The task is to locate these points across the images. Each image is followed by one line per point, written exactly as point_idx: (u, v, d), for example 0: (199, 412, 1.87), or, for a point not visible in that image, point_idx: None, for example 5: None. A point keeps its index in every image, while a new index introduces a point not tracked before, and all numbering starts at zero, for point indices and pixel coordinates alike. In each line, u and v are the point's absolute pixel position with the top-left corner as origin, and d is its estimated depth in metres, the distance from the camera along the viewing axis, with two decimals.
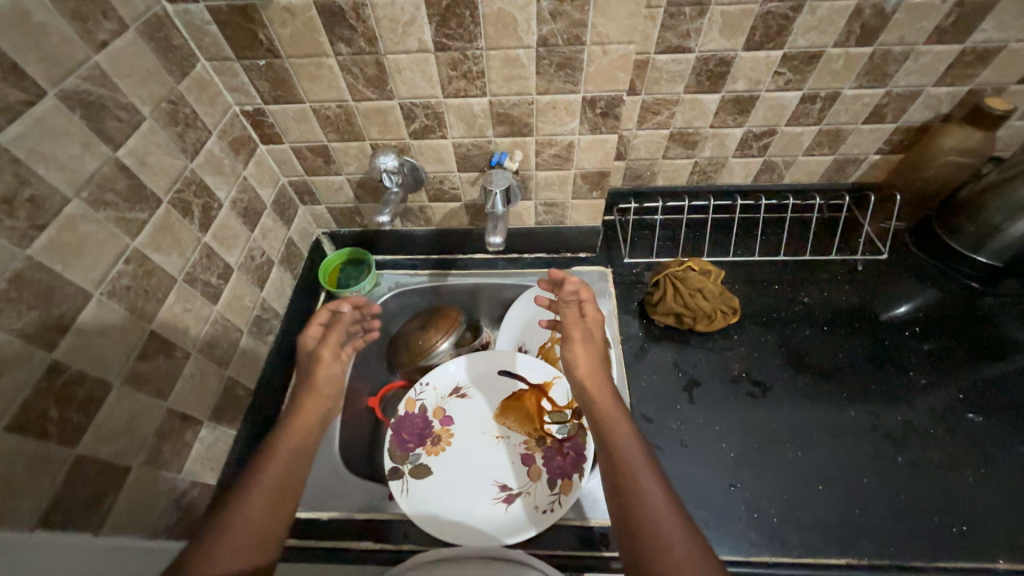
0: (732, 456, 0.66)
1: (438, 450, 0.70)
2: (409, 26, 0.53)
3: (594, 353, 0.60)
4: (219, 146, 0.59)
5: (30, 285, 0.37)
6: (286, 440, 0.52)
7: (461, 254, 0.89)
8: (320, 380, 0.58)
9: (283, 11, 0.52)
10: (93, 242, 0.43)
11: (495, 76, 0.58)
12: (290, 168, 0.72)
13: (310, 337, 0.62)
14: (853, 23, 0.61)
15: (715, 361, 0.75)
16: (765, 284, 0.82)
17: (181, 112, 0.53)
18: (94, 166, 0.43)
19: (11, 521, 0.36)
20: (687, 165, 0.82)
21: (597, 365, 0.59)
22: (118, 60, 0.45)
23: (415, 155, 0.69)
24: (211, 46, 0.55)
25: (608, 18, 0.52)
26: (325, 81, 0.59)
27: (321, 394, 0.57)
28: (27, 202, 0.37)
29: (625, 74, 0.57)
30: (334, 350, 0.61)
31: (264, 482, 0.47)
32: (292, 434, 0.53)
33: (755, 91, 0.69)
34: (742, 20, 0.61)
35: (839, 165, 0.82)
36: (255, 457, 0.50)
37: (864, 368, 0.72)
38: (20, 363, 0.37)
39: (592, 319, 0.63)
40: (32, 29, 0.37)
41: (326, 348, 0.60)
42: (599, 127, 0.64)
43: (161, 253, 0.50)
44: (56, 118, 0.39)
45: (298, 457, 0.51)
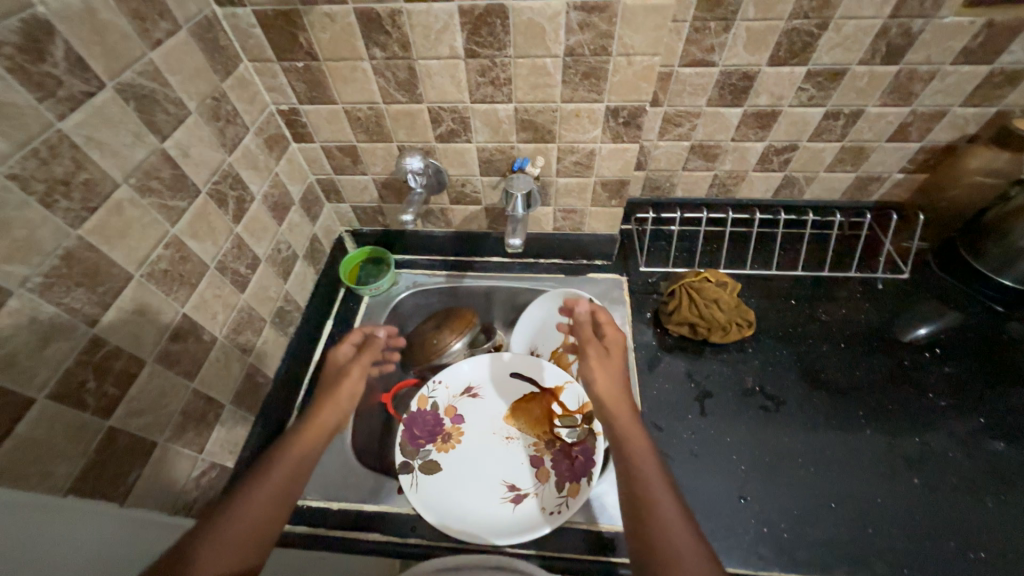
0: (742, 469, 0.65)
1: (448, 447, 0.71)
2: (442, 33, 0.55)
3: (613, 369, 0.58)
4: (255, 142, 0.62)
5: (79, 262, 0.40)
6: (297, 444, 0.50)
7: (479, 257, 0.90)
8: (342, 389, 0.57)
9: (324, 16, 0.54)
10: (137, 225, 0.45)
11: (521, 83, 0.59)
12: (319, 166, 0.74)
13: (343, 353, 0.64)
14: (879, 41, 0.61)
15: (728, 374, 0.74)
16: (781, 299, 0.82)
17: (223, 108, 0.56)
18: (143, 155, 0.45)
19: (47, 484, 0.38)
20: (707, 178, 0.83)
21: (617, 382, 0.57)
22: (170, 57, 0.48)
23: (439, 158, 0.71)
24: (254, 48, 0.58)
25: (634, 30, 0.53)
26: (358, 84, 0.61)
27: (341, 404, 0.56)
28: (81, 184, 0.39)
29: (648, 84, 0.58)
30: (364, 366, 0.61)
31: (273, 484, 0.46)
32: (304, 438, 0.51)
33: (778, 106, 0.70)
34: (767, 36, 0.62)
35: (861, 183, 0.81)
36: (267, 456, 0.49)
37: (881, 388, 0.71)
38: (64, 335, 0.39)
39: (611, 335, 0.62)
40: (98, 26, 0.40)
41: (356, 363, 0.60)
42: (621, 136, 0.65)
43: (197, 240, 0.53)
44: (113, 108, 0.42)
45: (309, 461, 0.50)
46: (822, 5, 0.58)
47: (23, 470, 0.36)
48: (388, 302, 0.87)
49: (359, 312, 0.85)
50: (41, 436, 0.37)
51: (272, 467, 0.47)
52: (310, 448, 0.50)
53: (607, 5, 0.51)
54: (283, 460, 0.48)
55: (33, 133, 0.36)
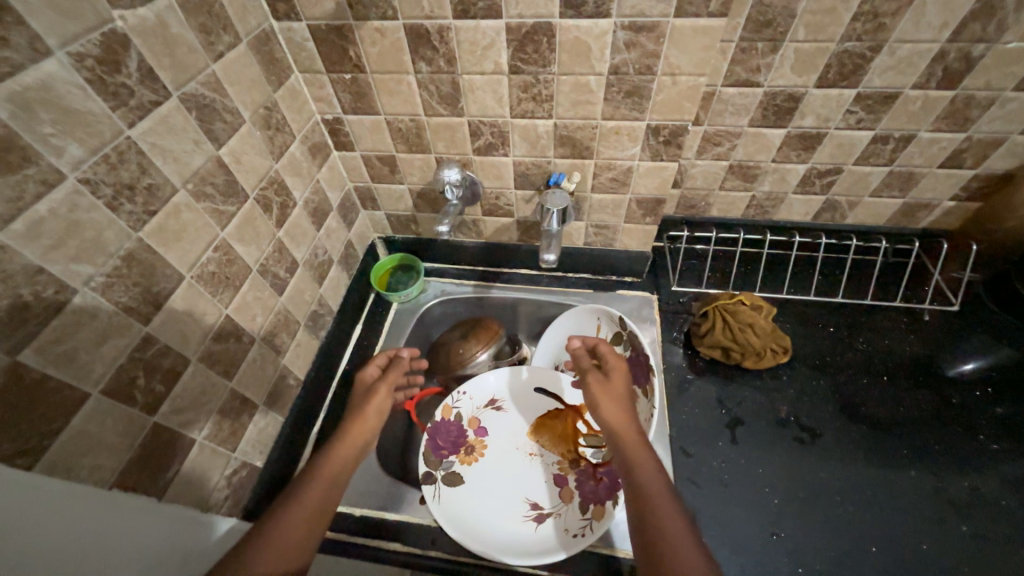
0: (775, 503, 0.63)
1: (471, 459, 0.71)
2: (488, 49, 0.56)
3: (615, 394, 0.56)
4: (300, 150, 0.64)
5: (138, 263, 0.41)
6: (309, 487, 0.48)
7: (507, 268, 0.90)
8: (357, 425, 0.56)
9: (374, 31, 0.56)
10: (191, 229, 0.47)
11: (563, 100, 0.60)
12: (358, 175, 0.76)
13: (369, 375, 0.65)
14: (936, 65, 0.59)
15: (761, 401, 0.72)
16: (818, 326, 0.79)
17: (274, 117, 0.58)
18: (200, 161, 0.47)
19: (95, 476, 0.39)
20: (744, 198, 0.81)
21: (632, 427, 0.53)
22: (230, 69, 0.50)
23: (476, 170, 0.71)
24: (306, 60, 0.60)
25: (681, 50, 0.53)
26: (402, 96, 0.63)
27: (366, 424, 0.57)
28: (145, 189, 0.41)
29: (692, 104, 0.57)
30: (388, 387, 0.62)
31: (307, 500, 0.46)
32: (337, 456, 0.52)
33: (824, 128, 0.68)
34: (816, 58, 0.60)
35: (908, 209, 0.78)
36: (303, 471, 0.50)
37: (927, 426, 0.68)
38: (120, 333, 0.40)
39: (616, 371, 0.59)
40: (168, 39, 0.42)
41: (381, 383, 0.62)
42: (660, 154, 0.64)
43: (243, 244, 0.54)
44: (177, 117, 0.44)
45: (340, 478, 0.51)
46: (876, 28, 0.57)
47: (75, 462, 0.37)
48: (416, 310, 0.87)
49: (387, 318, 0.86)
50: (93, 429, 0.38)
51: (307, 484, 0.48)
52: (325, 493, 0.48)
53: (655, 25, 0.51)
54: (305, 493, 0.47)
55: (106, 140, 0.37)
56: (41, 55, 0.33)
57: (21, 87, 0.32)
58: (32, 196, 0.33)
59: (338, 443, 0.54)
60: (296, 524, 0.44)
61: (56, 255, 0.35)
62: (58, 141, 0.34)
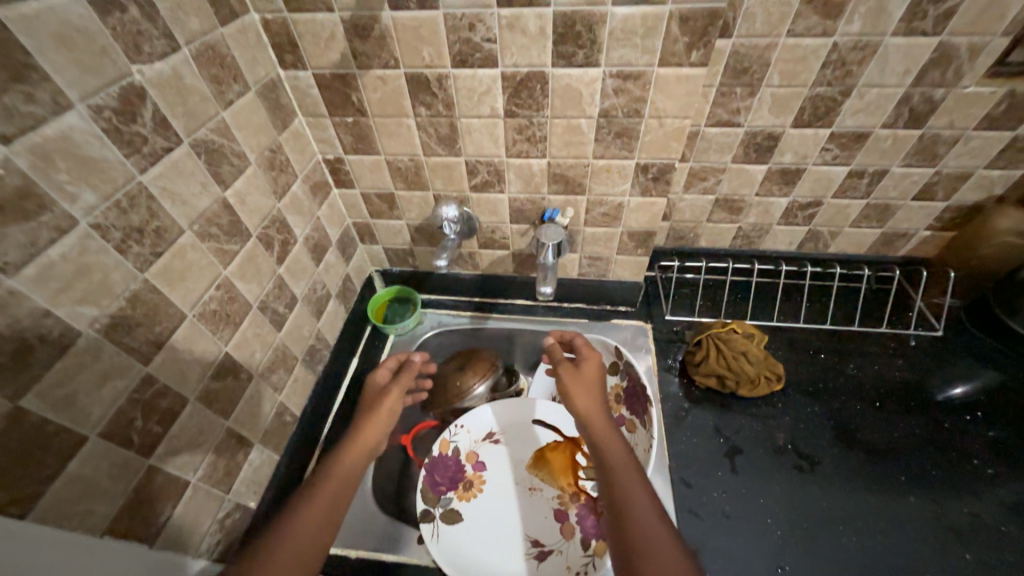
0: (779, 534, 0.62)
1: (470, 495, 0.70)
2: (485, 95, 0.59)
3: (588, 387, 0.57)
4: (302, 189, 0.66)
5: (143, 303, 0.42)
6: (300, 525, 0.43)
7: (503, 299, 0.91)
8: (368, 429, 0.55)
9: (376, 78, 0.59)
10: (195, 268, 0.48)
11: (556, 141, 0.63)
12: (357, 210, 0.78)
13: (382, 376, 0.64)
14: (902, 107, 0.64)
15: (758, 429, 0.72)
16: (809, 352, 0.81)
17: (278, 158, 0.60)
18: (207, 203, 0.48)
19: (88, 523, 0.38)
20: (731, 230, 0.84)
21: (605, 421, 0.53)
22: (238, 115, 0.52)
23: (473, 206, 0.74)
24: (310, 105, 0.63)
25: (666, 96, 0.56)
26: (402, 138, 0.65)
27: (379, 425, 0.57)
28: (153, 231, 0.42)
29: (678, 144, 0.61)
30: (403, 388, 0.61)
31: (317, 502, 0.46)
32: (347, 460, 0.52)
33: (803, 164, 0.72)
34: (791, 101, 0.65)
35: (887, 239, 0.82)
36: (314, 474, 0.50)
37: (922, 451, 0.68)
38: (121, 374, 0.40)
39: (589, 365, 0.60)
40: (183, 90, 0.44)
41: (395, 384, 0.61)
42: (650, 190, 0.67)
43: (244, 281, 0.55)
44: (187, 162, 0.45)
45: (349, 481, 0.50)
46: (844, 75, 0.61)
47: (69, 508, 0.36)
48: (413, 341, 0.89)
49: (385, 349, 0.87)
50: (89, 473, 0.38)
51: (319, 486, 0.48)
52: (319, 528, 0.44)
53: (641, 73, 0.54)
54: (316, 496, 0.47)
55: (118, 185, 0.39)
56: (63, 108, 0.34)
57: (42, 139, 0.33)
58: (45, 242, 0.34)
59: (347, 448, 0.53)
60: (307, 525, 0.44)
61: (64, 298, 0.35)
62: (73, 189, 0.35)
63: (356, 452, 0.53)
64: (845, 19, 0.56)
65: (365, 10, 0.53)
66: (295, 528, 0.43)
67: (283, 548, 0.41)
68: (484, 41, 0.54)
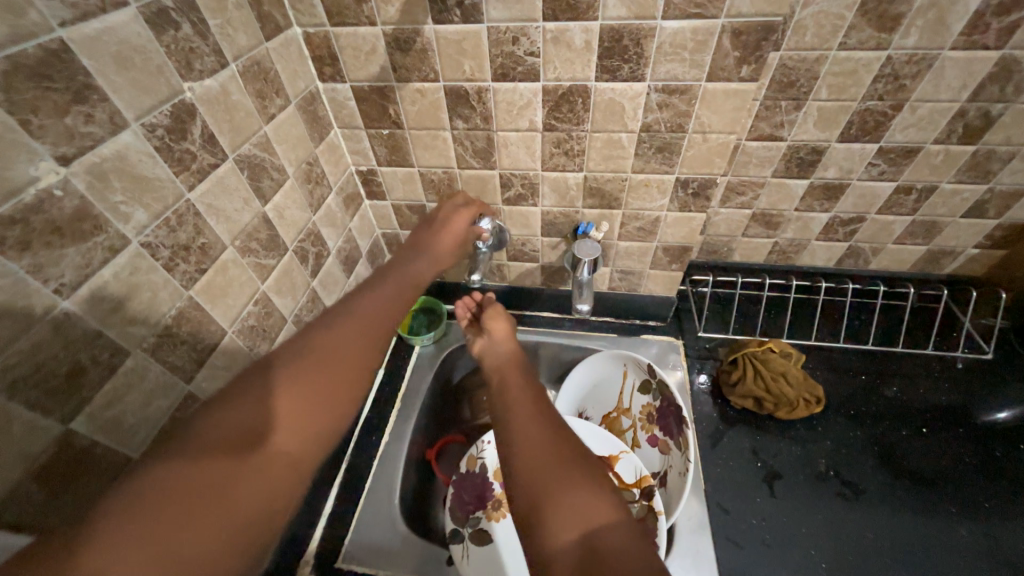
0: (824, 567, 0.59)
1: (499, 515, 0.69)
2: (524, 108, 0.58)
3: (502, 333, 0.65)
4: (336, 201, 0.65)
5: (187, 321, 0.41)
6: (348, 323, 0.41)
7: (529, 311, 0.90)
8: (433, 252, 0.57)
9: (415, 91, 0.58)
10: (236, 284, 0.47)
11: (594, 155, 0.61)
12: (386, 221, 0.77)
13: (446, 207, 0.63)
14: (956, 122, 0.61)
15: (797, 454, 0.69)
16: (849, 372, 0.78)
17: (314, 171, 0.60)
18: (248, 218, 0.48)
19: None
20: (767, 245, 0.82)
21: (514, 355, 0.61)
22: (279, 129, 0.52)
23: (505, 219, 0.73)
24: (346, 117, 0.63)
25: (713, 111, 0.54)
26: (437, 150, 0.65)
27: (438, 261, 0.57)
28: (198, 248, 0.42)
29: (722, 160, 0.59)
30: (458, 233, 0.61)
31: (388, 294, 0.47)
32: (411, 272, 0.52)
33: (847, 179, 0.70)
34: (838, 115, 0.62)
35: (932, 256, 0.79)
36: (383, 271, 0.51)
37: (973, 481, 0.65)
38: (165, 393, 0.40)
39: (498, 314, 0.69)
40: (229, 106, 0.44)
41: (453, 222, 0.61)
42: (688, 206, 0.65)
43: (280, 295, 0.55)
44: (230, 178, 0.45)
45: (411, 286, 0.51)
46: (896, 89, 0.59)
47: None
48: (438, 353, 0.85)
49: (409, 362, 0.84)
50: None
51: (384, 284, 0.48)
52: (388, 312, 0.45)
53: (687, 88, 0.53)
54: (382, 288, 0.47)
55: (168, 204, 0.39)
56: (118, 127, 0.34)
57: (99, 159, 0.33)
58: (98, 262, 0.33)
59: (413, 263, 0.54)
60: (379, 307, 0.45)
61: (115, 318, 0.35)
62: (126, 208, 0.35)
63: (419, 271, 0.53)
64: (901, 32, 0.54)
65: (408, 23, 0.52)
66: (362, 307, 0.44)
67: (349, 321, 0.41)
68: (527, 55, 0.53)
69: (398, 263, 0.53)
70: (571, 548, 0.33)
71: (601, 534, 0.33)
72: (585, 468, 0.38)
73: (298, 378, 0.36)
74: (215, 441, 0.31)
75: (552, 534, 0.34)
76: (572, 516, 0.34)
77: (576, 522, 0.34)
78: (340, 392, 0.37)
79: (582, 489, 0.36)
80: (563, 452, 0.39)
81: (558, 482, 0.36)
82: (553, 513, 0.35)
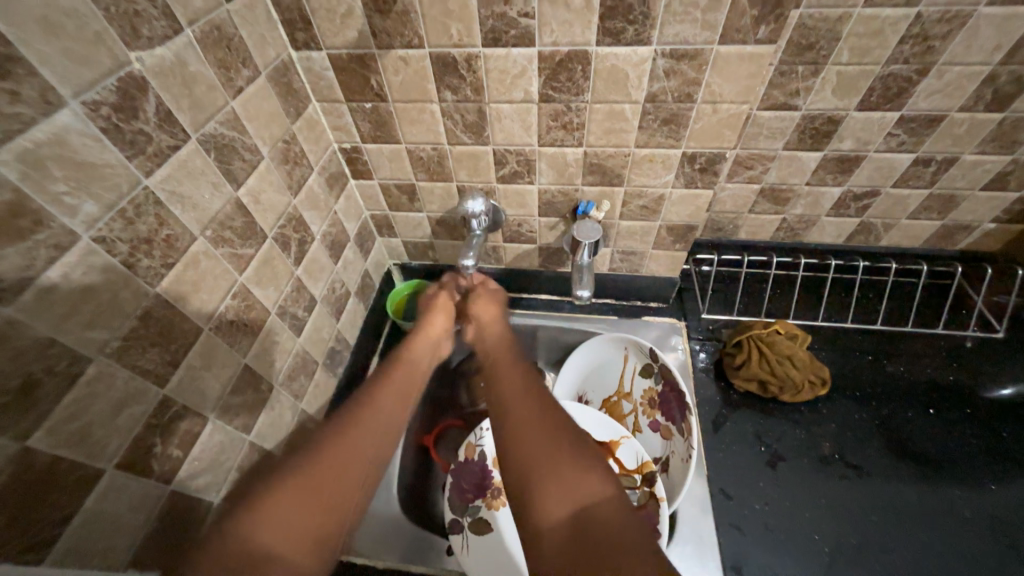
0: (827, 551, 0.59)
1: (499, 503, 0.67)
2: (518, 77, 0.53)
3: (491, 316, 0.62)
4: (318, 182, 0.61)
5: (156, 320, 0.38)
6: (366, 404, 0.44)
7: (527, 294, 0.87)
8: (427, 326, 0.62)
9: (398, 59, 0.53)
10: (209, 278, 0.44)
11: (595, 128, 0.57)
12: (374, 202, 0.73)
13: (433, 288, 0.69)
14: (985, 88, 0.57)
15: (802, 437, 0.68)
16: (854, 352, 0.76)
17: (292, 150, 0.55)
18: (219, 205, 0.44)
19: (109, 560, 0.36)
20: (775, 221, 0.78)
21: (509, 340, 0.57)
22: (248, 104, 0.47)
23: (499, 198, 0.68)
24: (324, 89, 0.57)
25: (725, 78, 0.50)
26: (425, 125, 0.60)
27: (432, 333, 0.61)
28: (163, 241, 0.38)
29: (733, 132, 0.55)
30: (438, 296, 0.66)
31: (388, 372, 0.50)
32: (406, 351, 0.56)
33: (863, 151, 0.65)
34: (859, 80, 0.58)
35: (946, 231, 0.75)
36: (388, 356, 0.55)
37: (978, 462, 0.64)
38: (138, 399, 0.37)
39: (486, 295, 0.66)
40: (187, 78, 0.39)
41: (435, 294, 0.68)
42: (695, 182, 0.61)
43: (261, 287, 0.51)
44: (195, 161, 0.41)
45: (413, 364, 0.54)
46: (924, 51, 0.54)
47: (90, 548, 0.34)
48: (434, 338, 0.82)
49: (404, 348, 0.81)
50: (108, 511, 0.35)
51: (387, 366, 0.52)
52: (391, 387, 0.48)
53: (698, 52, 0.48)
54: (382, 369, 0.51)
55: (123, 193, 0.35)
56: (53, 106, 0.30)
57: (33, 144, 0.29)
58: (43, 263, 0.30)
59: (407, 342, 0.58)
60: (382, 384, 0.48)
61: (70, 324, 0.32)
62: (72, 200, 0.31)
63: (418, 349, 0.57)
64: None
65: None
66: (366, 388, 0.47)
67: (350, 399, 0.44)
68: (520, 16, 0.48)
69: (408, 344, 0.57)
70: (561, 527, 0.31)
71: (592, 514, 0.31)
72: (580, 450, 0.35)
73: (317, 457, 0.37)
74: (249, 537, 0.31)
75: (540, 515, 0.32)
76: (563, 496, 0.32)
77: (565, 501, 0.32)
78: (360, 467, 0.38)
79: (571, 467, 0.34)
80: (558, 433, 0.37)
81: (548, 462, 0.35)
82: (541, 494, 0.33)
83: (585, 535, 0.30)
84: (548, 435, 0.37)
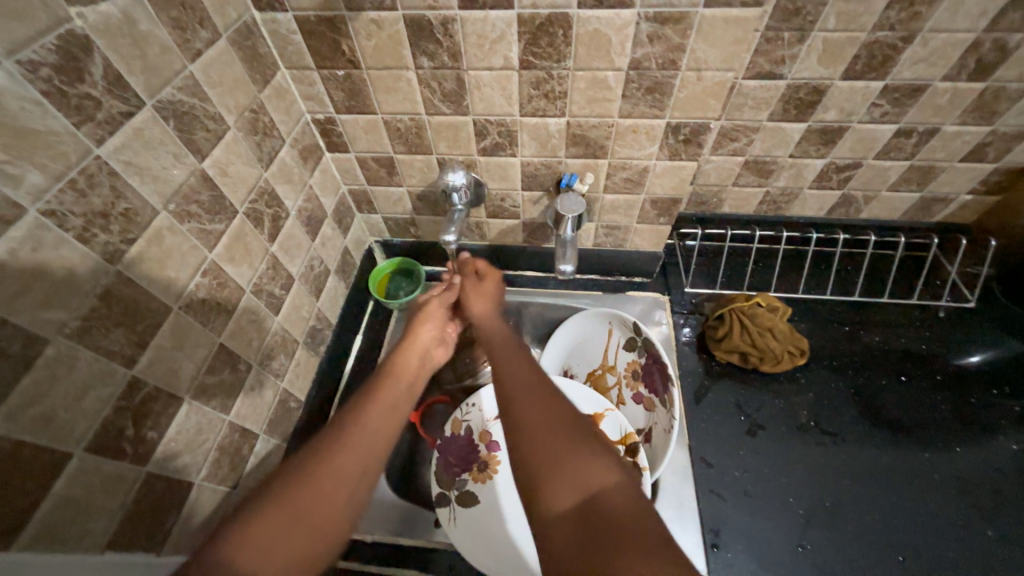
0: (802, 513, 0.61)
1: (485, 477, 0.68)
2: (497, 42, 0.51)
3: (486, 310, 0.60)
4: (290, 155, 0.58)
5: (118, 299, 0.37)
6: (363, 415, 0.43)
7: (512, 270, 0.86)
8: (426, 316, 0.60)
9: (370, 23, 0.50)
10: (175, 255, 0.42)
11: (577, 97, 0.55)
12: (352, 176, 0.70)
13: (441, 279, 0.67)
14: (969, 56, 0.56)
15: (780, 406, 0.70)
16: (832, 323, 0.78)
17: (261, 120, 0.52)
18: (182, 177, 0.42)
19: (85, 543, 0.35)
20: (758, 194, 0.77)
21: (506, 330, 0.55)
22: (209, 69, 0.44)
23: (481, 171, 0.67)
24: (293, 55, 0.54)
25: (710, 44, 0.48)
26: (401, 94, 0.57)
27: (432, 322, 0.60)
28: (121, 215, 0.36)
29: (717, 101, 0.54)
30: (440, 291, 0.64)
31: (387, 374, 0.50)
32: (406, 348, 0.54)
33: (847, 121, 0.65)
34: (844, 48, 0.57)
35: (925, 203, 0.76)
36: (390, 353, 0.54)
37: (946, 427, 0.67)
38: (104, 381, 0.36)
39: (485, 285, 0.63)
40: (138, 39, 0.37)
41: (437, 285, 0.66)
42: (679, 154, 0.60)
43: (233, 265, 0.49)
44: (152, 129, 0.38)
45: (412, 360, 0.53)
46: (911, 17, 0.53)
47: (64, 532, 0.33)
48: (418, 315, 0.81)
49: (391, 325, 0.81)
50: (80, 493, 0.35)
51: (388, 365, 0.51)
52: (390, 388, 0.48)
53: (682, 15, 0.46)
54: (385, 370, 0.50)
55: (72, 162, 0.32)
56: None
57: None
58: None
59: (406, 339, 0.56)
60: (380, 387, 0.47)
61: (22, 304, 0.30)
62: (14, 169, 0.29)
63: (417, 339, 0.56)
64: None
65: None
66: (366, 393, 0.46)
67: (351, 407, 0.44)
68: None
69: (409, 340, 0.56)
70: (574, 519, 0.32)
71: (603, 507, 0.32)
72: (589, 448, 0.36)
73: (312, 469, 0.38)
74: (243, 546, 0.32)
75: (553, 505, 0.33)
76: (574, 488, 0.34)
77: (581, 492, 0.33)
78: (350, 484, 0.38)
79: (580, 452, 0.36)
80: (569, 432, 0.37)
81: (560, 457, 0.35)
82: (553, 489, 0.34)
83: (594, 516, 0.32)
84: (561, 436, 0.37)
